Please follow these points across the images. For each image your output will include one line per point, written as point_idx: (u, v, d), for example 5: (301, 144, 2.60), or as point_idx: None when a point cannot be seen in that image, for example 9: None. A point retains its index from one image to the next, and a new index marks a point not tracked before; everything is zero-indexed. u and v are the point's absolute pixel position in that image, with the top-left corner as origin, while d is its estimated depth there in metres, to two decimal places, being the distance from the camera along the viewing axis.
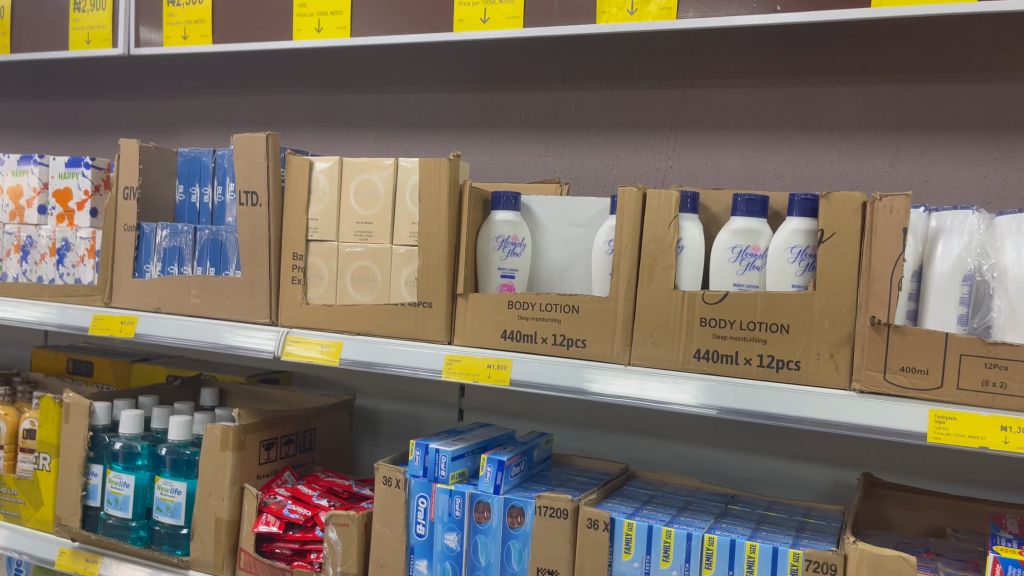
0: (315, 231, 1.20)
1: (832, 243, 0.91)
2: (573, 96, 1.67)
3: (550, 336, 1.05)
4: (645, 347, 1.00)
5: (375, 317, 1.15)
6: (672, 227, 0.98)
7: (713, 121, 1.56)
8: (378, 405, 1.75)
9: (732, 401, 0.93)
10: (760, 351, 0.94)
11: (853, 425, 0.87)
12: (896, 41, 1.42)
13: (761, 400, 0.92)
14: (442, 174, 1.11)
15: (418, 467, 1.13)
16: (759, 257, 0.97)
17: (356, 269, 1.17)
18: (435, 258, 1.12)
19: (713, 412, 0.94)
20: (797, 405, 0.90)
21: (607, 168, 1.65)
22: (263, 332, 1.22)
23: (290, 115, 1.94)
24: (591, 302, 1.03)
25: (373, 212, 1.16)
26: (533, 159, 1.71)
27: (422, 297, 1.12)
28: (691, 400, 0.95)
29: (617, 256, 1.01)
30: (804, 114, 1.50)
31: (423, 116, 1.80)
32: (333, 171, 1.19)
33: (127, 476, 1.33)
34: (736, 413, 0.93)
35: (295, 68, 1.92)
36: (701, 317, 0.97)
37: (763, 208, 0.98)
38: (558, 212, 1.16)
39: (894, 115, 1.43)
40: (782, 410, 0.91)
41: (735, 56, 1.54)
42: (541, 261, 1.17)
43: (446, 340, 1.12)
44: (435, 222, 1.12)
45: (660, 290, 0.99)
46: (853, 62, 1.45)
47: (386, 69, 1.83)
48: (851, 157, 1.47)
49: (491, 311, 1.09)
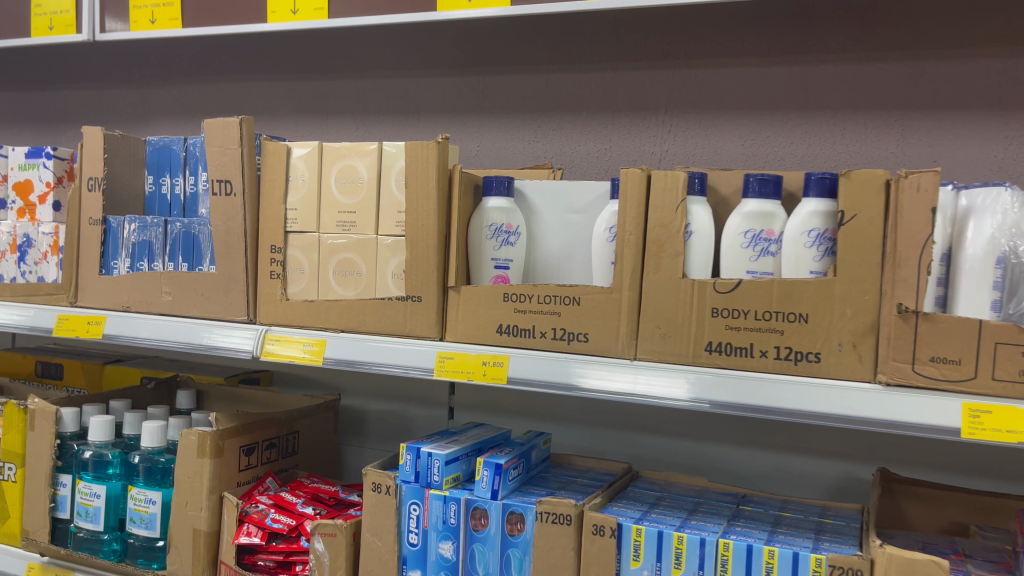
0: (294, 222, 1.12)
1: (853, 226, 0.85)
2: (563, 79, 1.60)
3: (549, 330, 0.98)
4: (652, 341, 0.93)
5: (361, 313, 1.08)
6: (680, 211, 0.92)
7: (710, 103, 1.50)
8: (364, 404, 1.68)
9: (726, 396, 0.87)
10: (777, 343, 0.88)
11: (850, 416, 0.82)
12: (900, 15, 1.36)
13: (761, 394, 0.86)
14: (431, 159, 1.03)
15: (410, 472, 1.06)
16: (774, 242, 0.90)
17: (339, 261, 1.10)
18: (424, 249, 1.04)
19: (708, 407, 0.88)
20: (809, 400, 0.84)
21: (601, 153, 1.58)
22: (241, 330, 1.14)
23: (266, 103, 1.85)
24: (593, 293, 0.96)
25: (355, 200, 1.09)
26: (523, 145, 1.63)
27: (410, 290, 1.05)
28: (686, 396, 0.89)
29: (620, 243, 0.95)
30: (805, 94, 1.43)
31: (406, 102, 1.73)
32: (312, 158, 1.11)
33: (98, 485, 1.24)
34: (732, 408, 0.87)
35: (271, 53, 1.84)
36: (713, 307, 0.90)
37: (777, 189, 0.91)
38: (554, 198, 1.09)
39: (899, 93, 1.37)
40: (776, 402, 0.85)
41: (732, 34, 1.47)
42: (537, 251, 1.10)
43: (438, 337, 1.05)
44: (423, 211, 1.04)
45: (667, 279, 0.92)
46: (856, 38, 1.39)
47: (367, 53, 1.75)
48: (856, 137, 1.41)
49: (485, 304, 1.01)
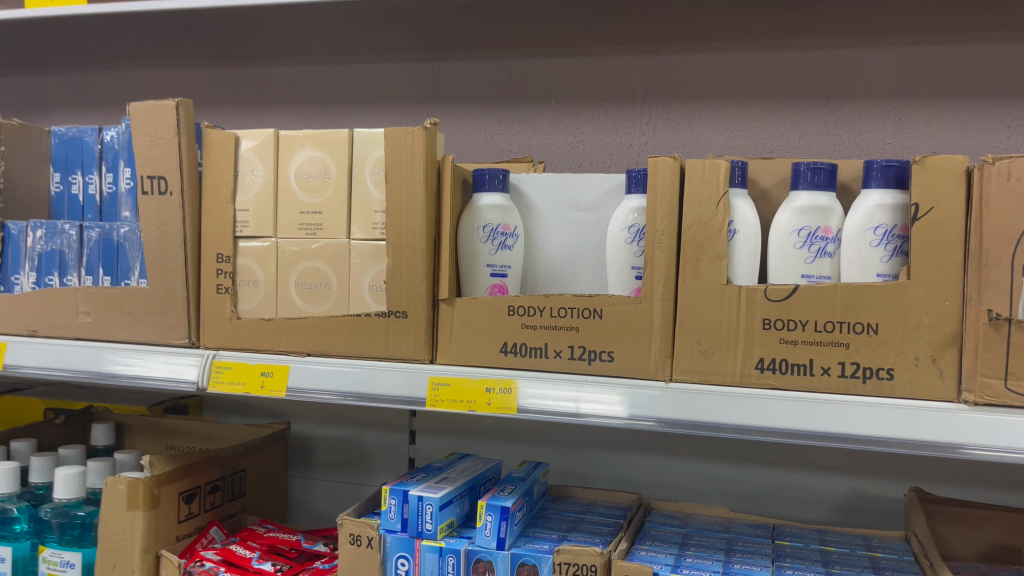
0: (246, 225, 0.94)
1: (927, 221, 0.73)
2: (528, 65, 1.45)
3: (565, 348, 0.84)
4: (693, 358, 0.79)
5: (331, 332, 0.90)
6: (722, 206, 0.78)
7: (693, 91, 1.38)
8: (312, 430, 1.48)
9: (674, 412, 0.78)
10: (840, 359, 0.75)
11: (791, 430, 0.75)
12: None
13: (704, 407, 0.78)
14: (416, 148, 0.87)
15: (395, 520, 0.90)
16: (831, 241, 0.78)
17: (303, 271, 0.92)
18: (409, 256, 0.88)
19: (652, 424, 0.79)
20: (840, 420, 0.74)
21: (572, 147, 1.44)
22: (181, 358, 0.95)
23: (189, 92, 1.64)
24: (618, 304, 0.82)
25: (322, 199, 0.92)
26: (485, 137, 1.48)
27: (394, 305, 0.88)
28: (621, 409, 0.80)
29: (650, 245, 0.81)
30: (795, 81, 1.33)
31: (351, 91, 1.55)
32: (266, 149, 0.93)
33: (1, 547, 1.02)
34: (686, 426, 0.78)
35: (194, 36, 1.63)
36: (764, 317, 0.77)
37: (831, 178, 0.78)
38: (555, 191, 0.95)
39: (896, 80, 1.29)
40: (722, 417, 0.77)
41: (715, 16, 1.36)
42: (537, 257, 0.96)
43: (428, 359, 0.88)
44: (407, 210, 0.87)
45: (708, 286, 0.78)
46: (848, 22, 1.30)
47: (305, 36, 1.57)
48: (850, 128, 1.31)
49: (488, 319, 0.86)
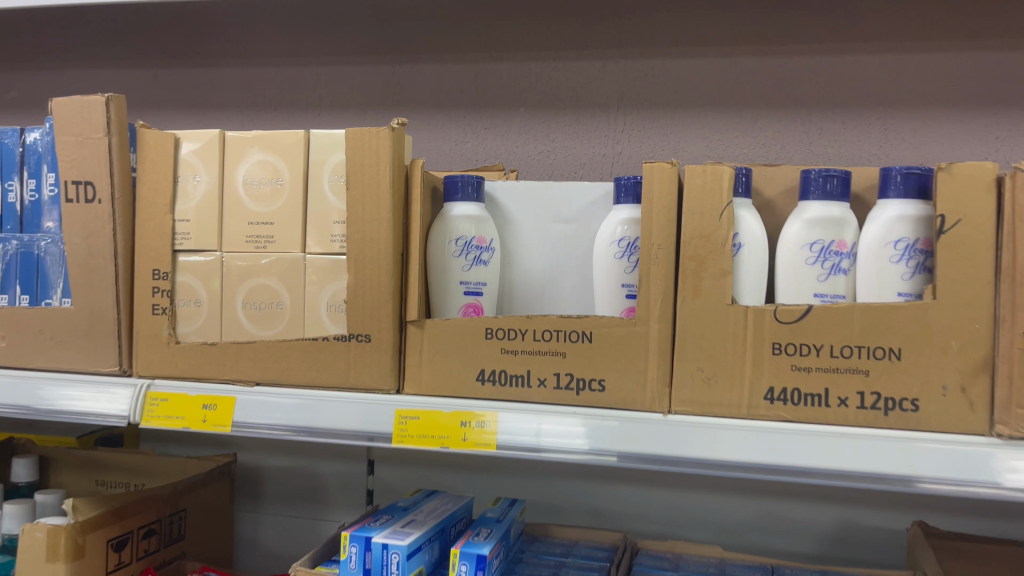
0: (186, 237, 0.83)
1: (956, 233, 0.66)
2: (495, 69, 1.36)
3: (550, 377, 0.75)
4: (694, 387, 0.71)
5: (284, 358, 0.80)
6: (725, 218, 0.70)
7: (669, 98, 1.30)
8: (261, 460, 1.37)
9: (633, 446, 0.70)
10: (859, 388, 0.68)
11: (799, 468, 0.67)
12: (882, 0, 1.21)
13: (666, 439, 0.70)
14: (381, 151, 0.77)
15: (356, 571, 0.79)
16: (846, 257, 0.70)
17: (251, 289, 0.82)
18: (372, 272, 0.78)
19: (614, 459, 0.70)
20: (842, 457, 0.66)
21: (542, 156, 1.35)
22: (110, 388, 0.83)
23: (129, 95, 1.52)
24: (609, 326, 0.73)
25: (272, 208, 0.82)
26: (450, 145, 1.38)
27: (355, 328, 0.78)
28: (582, 447, 0.71)
29: (645, 261, 0.73)
30: (777, 89, 1.27)
31: (304, 95, 1.44)
32: (209, 153, 0.83)
33: None
34: (640, 462, 0.70)
35: (136, 35, 1.52)
36: (774, 342, 0.69)
37: (845, 187, 0.71)
38: (535, 201, 0.88)
39: (881, 89, 1.23)
40: (679, 450, 0.69)
41: (693, 20, 1.29)
42: (515, 272, 0.89)
43: (393, 388, 0.78)
44: (370, 220, 0.77)
45: (709, 307, 0.70)
46: (833, 27, 1.24)
47: (254, 36, 1.46)
48: (834, 138, 1.25)
49: (462, 344, 0.76)
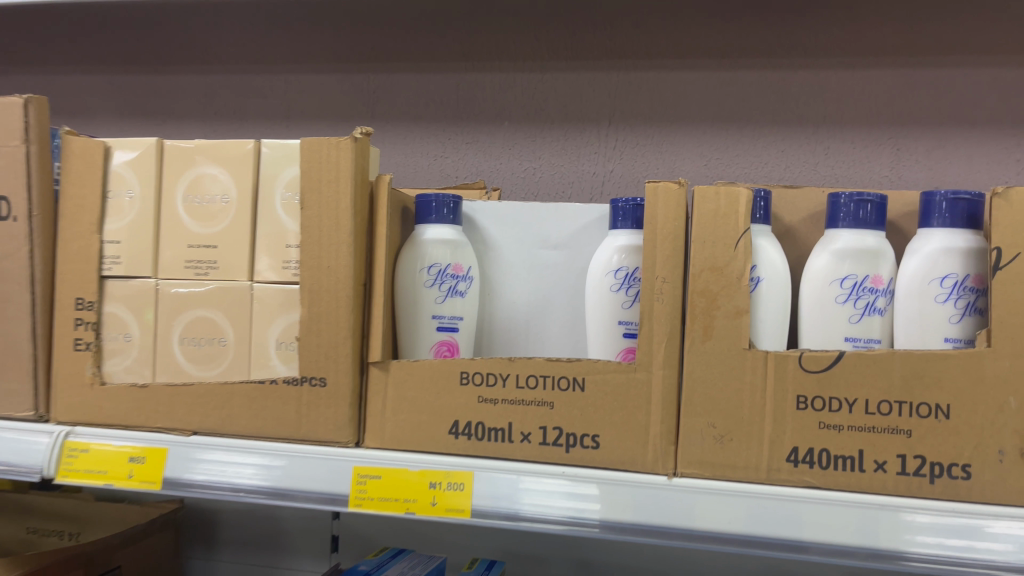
0: (115, 262, 0.72)
1: (1014, 271, 0.56)
2: (477, 80, 1.26)
3: (534, 431, 0.64)
4: (704, 447, 0.60)
5: (225, 404, 0.69)
6: (742, 249, 0.60)
7: (664, 114, 1.20)
8: (216, 502, 1.24)
9: (619, 513, 0.60)
10: (899, 451, 0.58)
11: (818, 546, 0.57)
12: (897, 11, 1.12)
13: (664, 508, 0.59)
14: (341, 164, 0.66)
15: None
16: (882, 295, 0.60)
17: (189, 323, 0.71)
18: (329, 305, 0.66)
19: (595, 529, 0.60)
20: (864, 531, 0.56)
21: (527, 174, 1.25)
22: (22, 437, 0.71)
23: (82, 102, 1.41)
24: (604, 372, 0.62)
25: (216, 228, 0.71)
26: (427, 161, 1.28)
27: (308, 370, 0.67)
28: (562, 510, 0.61)
29: (647, 296, 0.62)
30: (781, 105, 1.16)
31: (272, 105, 1.33)
32: (144, 163, 0.72)
33: None
34: (626, 532, 0.60)
35: (89, 39, 1.40)
36: (798, 394, 0.59)
37: (881, 214, 0.61)
38: (518, 224, 0.78)
39: (893, 106, 1.13)
40: (669, 519, 0.59)
41: (691, 30, 1.18)
42: (497, 304, 0.78)
43: (353, 441, 0.67)
44: (326, 245, 0.66)
45: (722, 352, 0.60)
46: (843, 40, 1.14)
47: (218, 40, 1.35)
48: (842, 158, 1.15)
49: (433, 390, 0.65)
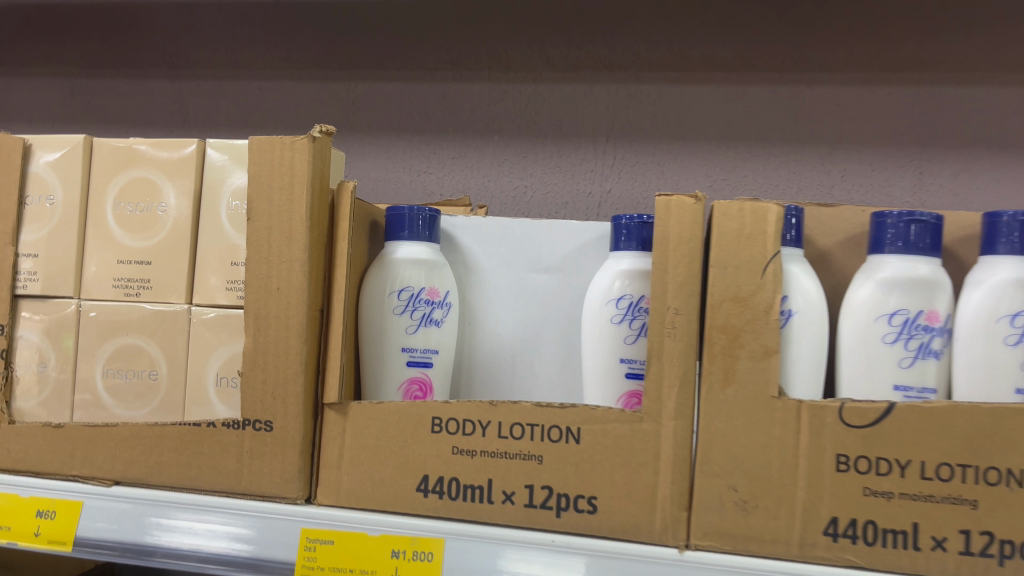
0: (32, 278, 0.62)
1: None
2: (465, 91, 1.14)
3: (520, 490, 0.53)
4: (724, 515, 0.50)
5: (153, 450, 0.58)
6: (770, 276, 0.51)
7: (667, 130, 1.09)
8: None
9: None
10: (963, 526, 0.47)
11: None
12: (920, 23, 1.02)
13: None
14: (296, 167, 0.56)
15: None
16: (940, 334, 0.51)
17: (117, 352, 0.61)
18: (278, 334, 0.56)
19: None
20: None
21: (517, 193, 1.12)
22: None
23: (27, 106, 1.25)
24: (604, 422, 0.52)
25: (151, 243, 0.61)
26: (411, 176, 1.15)
27: (252, 412, 0.56)
28: None
29: (655, 331, 0.52)
30: (793, 123, 1.06)
31: (247, 115, 1.19)
32: (70, 165, 0.62)
33: None
34: None
35: (37, 36, 1.25)
36: (839, 454, 0.48)
37: (937, 239, 0.51)
38: (506, 243, 0.68)
39: (913, 126, 1.03)
40: None
41: (698, 40, 1.08)
42: (480, 335, 0.68)
43: (303, 497, 0.56)
44: (276, 263, 0.56)
45: (746, 400, 0.50)
46: (858, 53, 1.04)
47: (182, 42, 1.21)
48: (859, 181, 1.04)
49: (399, 438, 0.55)
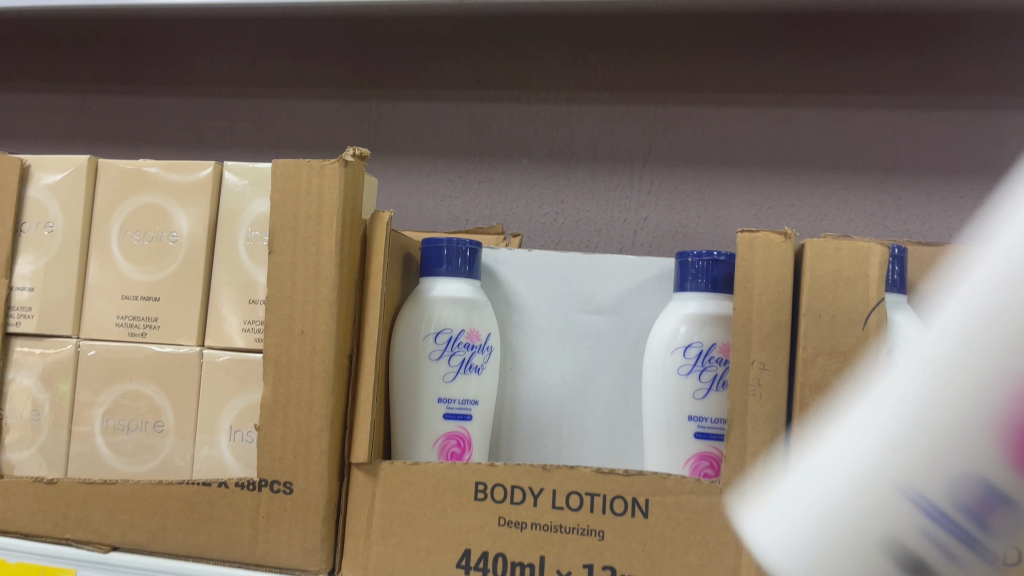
0: (26, 313, 0.55)
1: None
2: (493, 112, 1.01)
3: (578, 569, 0.46)
4: None
5: (156, 514, 0.51)
6: (871, 328, 0.44)
7: (710, 154, 0.95)
8: None
9: None
10: None
11: None
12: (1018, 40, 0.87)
13: None
14: (326, 194, 0.50)
15: None
16: None
17: (119, 399, 0.54)
18: (301, 384, 0.49)
19: None
20: None
21: (548, 220, 0.98)
22: None
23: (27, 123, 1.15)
24: (677, 493, 0.45)
25: (160, 278, 0.54)
26: (433, 202, 1.02)
27: (269, 473, 0.49)
28: None
29: (735, 389, 0.45)
30: (845, 147, 0.92)
31: (263, 136, 1.08)
32: (72, 188, 0.55)
33: None
34: None
35: (40, 48, 1.16)
36: (958, 538, 0.41)
37: None
38: (554, 281, 0.62)
39: (980, 154, 0.88)
40: None
41: (760, 58, 0.93)
42: (523, 380, 0.61)
43: (325, 571, 0.49)
44: (300, 304, 0.49)
45: (846, 472, 0.43)
46: (941, 69, 0.89)
47: (189, 55, 1.11)
48: (916, 213, 0.90)
49: (438, 506, 0.48)
